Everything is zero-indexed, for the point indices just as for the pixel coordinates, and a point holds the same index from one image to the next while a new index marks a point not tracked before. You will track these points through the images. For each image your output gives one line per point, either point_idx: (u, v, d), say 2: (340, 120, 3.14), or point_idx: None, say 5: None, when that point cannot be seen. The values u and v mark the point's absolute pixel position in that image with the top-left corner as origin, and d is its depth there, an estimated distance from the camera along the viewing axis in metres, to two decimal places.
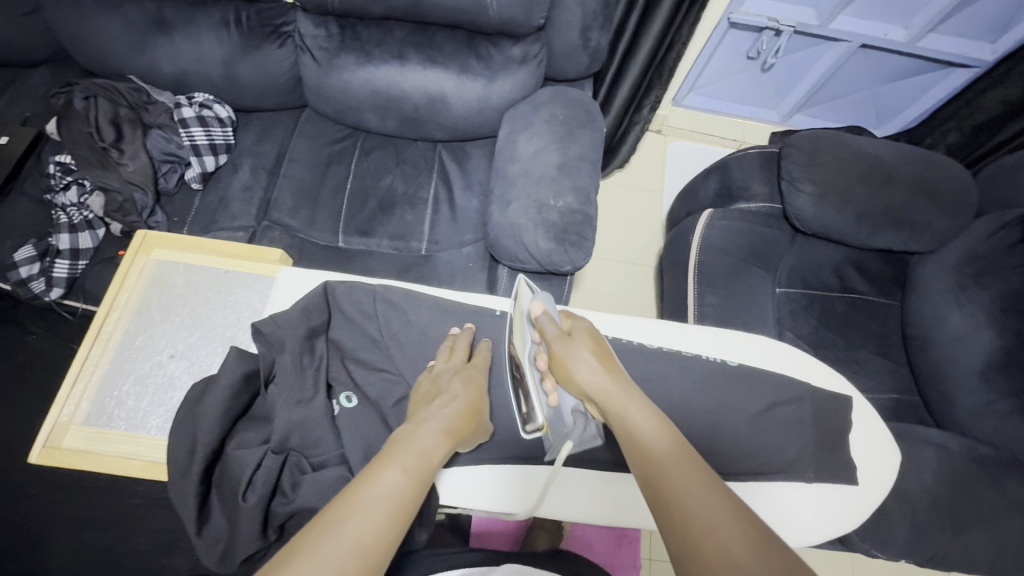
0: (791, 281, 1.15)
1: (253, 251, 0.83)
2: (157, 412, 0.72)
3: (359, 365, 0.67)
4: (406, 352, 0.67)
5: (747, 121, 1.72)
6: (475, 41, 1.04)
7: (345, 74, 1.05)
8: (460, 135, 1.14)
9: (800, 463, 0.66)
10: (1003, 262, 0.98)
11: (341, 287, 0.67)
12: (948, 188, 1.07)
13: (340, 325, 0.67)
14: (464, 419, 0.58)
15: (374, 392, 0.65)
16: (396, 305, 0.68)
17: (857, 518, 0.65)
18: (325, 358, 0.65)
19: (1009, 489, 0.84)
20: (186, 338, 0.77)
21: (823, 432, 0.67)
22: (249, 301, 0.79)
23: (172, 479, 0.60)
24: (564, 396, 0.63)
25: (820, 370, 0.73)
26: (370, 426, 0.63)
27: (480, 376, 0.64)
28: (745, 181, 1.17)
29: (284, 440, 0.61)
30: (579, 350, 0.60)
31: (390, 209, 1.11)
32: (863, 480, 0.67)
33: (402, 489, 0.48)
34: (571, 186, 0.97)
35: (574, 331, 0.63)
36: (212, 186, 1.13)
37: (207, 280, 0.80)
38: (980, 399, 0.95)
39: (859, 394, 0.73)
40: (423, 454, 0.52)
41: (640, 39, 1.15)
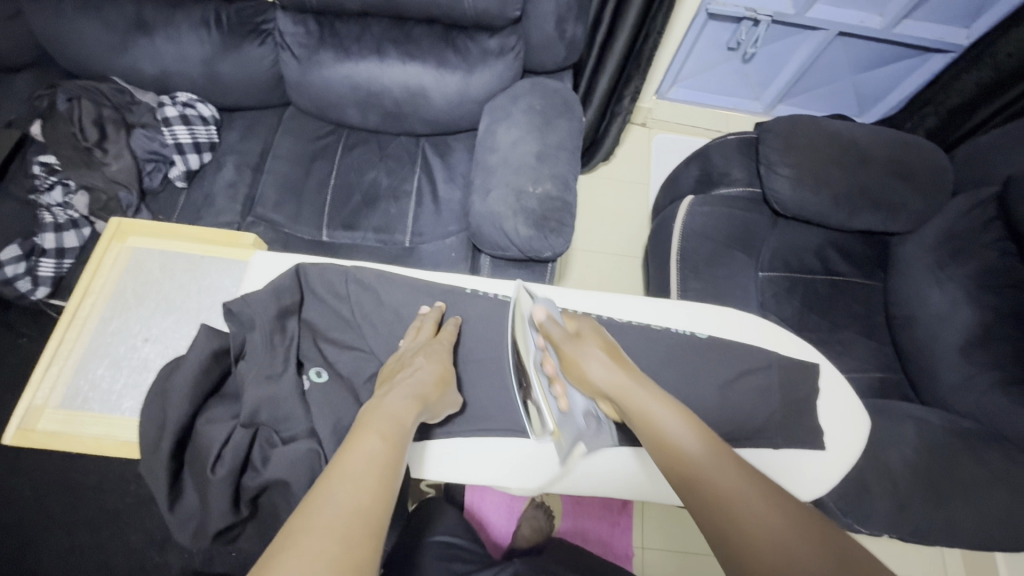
0: (774, 265, 1.15)
1: (228, 236, 0.83)
2: (131, 394, 0.73)
3: (333, 346, 0.68)
4: (378, 332, 0.68)
5: (731, 112, 1.73)
6: (452, 34, 1.06)
7: (326, 71, 1.07)
8: (442, 128, 1.16)
9: (766, 430, 0.67)
10: (980, 239, 1.00)
11: (314, 269, 0.68)
12: (924, 169, 1.08)
13: (314, 305, 0.68)
14: (431, 388, 0.61)
15: (347, 369, 0.67)
16: (368, 285, 0.69)
17: (825, 484, 0.66)
18: (297, 337, 0.66)
19: (991, 460, 0.85)
20: (161, 322, 0.79)
21: (791, 399, 0.68)
22: (222, 285, 0.81)
23: (143, 456, 0.61)
24: (574, 398, 0.66)
25: (788, 340, 0.73)
26: (341, 402, 0.64)
27: (447, 349, 0.66)
28: (725, 167, 1.18)
29: (254, 414, 0.61)
30: (589, 351, 0.63)
31: (374, 203, 1.12)
32: (833, 446, 0.68)
33: (381, 452, 0.52)
34: (550, 173, 0.98)
35: (583, 331, 0.65)
36: (197, 185, 1.14)
37: (182, 265, 0.81)
38: (962, 375, 0.96)
39: (829, 362, 0.73)
40: (395, 417, 0.56)
41: (616, 31, 1.17)
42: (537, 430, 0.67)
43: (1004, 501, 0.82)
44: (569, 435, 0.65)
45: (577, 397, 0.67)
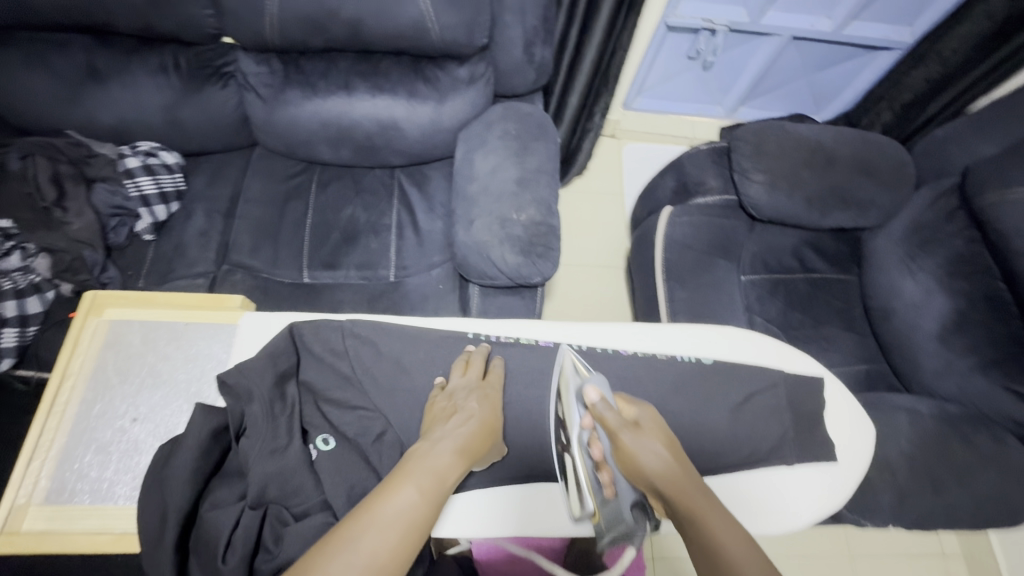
0: (754, 268, 1.18)
1: (214, 298, 0.79)
2: (123, 480, 0.69)
3: (329, 405, 0.65)
4: (380, 385, 0.66)
5: (695, 117, 1.77)
6: (421, 65, 1.05)
7: (294, 109, 1.04)
8: (417, 158, 1.14)
9: (782, 449, 0.68)
10: (945, 229, 1.04)
11: (307, 328, 0.66)
12: (887, 166, 1.13)
13: (310, 365, 0.66)
14: (479, 438, 0.59)
15: (352, 430, 0.64)
16: (366, 339, 0.68)
17: (839, 498, 0.67)
18: (298, 401, 0.64)
19: (978, 443, 0.88)
20: (149, 400, 0.73)
21: (801, 416, 0.70)
22: (212, 352, 0.76)
23: (144, 550, 0.57)
24: (621, 488, 0.60)
25: (793, 355, 0.75)
26: (351, 466, 0.62)
27: (495, 393, 0.65)
28: (699, 176, 1.20)
29: (263, 491, 0.59)
30: (645, 444, 0.57)
31: (354, 239, 1.10)
32: (843, 460, 0.69)
33: (415, 510, 0.50)
34: (532, 198, 0.98)
35: (640, 422, 0.60)
36: (166, 235, 1.09)
37: (166, 334, 0.77)
38: (942, 361, 1.00)
39: (830, 374, 0.75)
40: (439, 474, 0.53)
41: (582, 50, 1.18)
42: (578, 511, 0.63)
43: (996, 481, 0.86)
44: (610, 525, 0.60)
45: (625, 487, 0.60)
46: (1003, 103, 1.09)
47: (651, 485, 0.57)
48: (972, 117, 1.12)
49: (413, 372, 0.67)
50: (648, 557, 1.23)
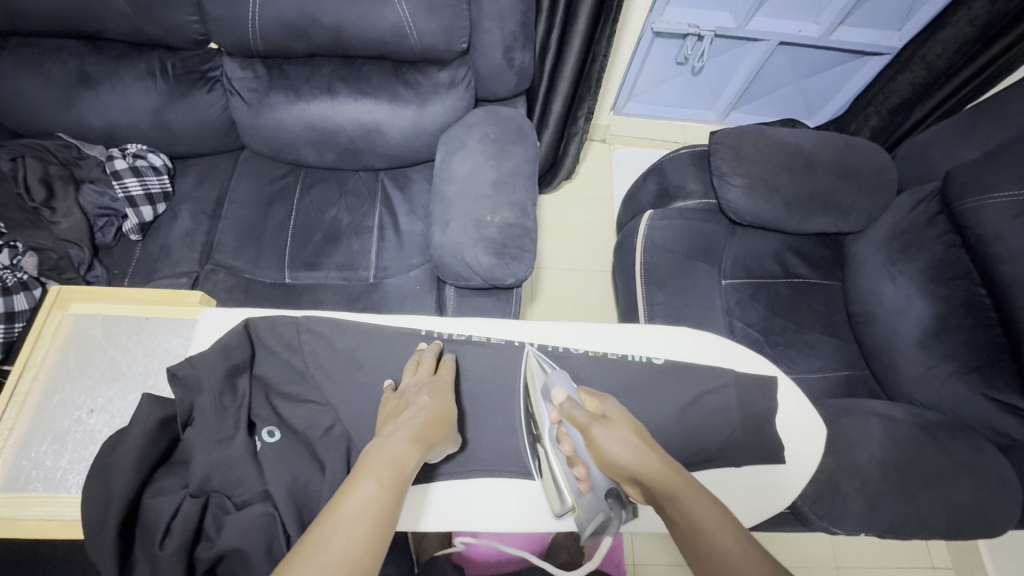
0: (735, 272, 1.18)
1: (172, 294, 0.80)
2: (77, 469, 0.71)
3: (284, 399, 0.67)
4: (334, 380, 0.67)
5: (687, 122, 1.78)
6: (403, 70, 1.07)
7: (277, 113, 1.06)
8: (399, 161, 1.16)
9: (727, 449, 0.70)
10: (926, 234, 1.03)
11: (263, 323, 0.67)
12: (868, 170, 1.12)
13: (267, 360, 0.68)
14: (433, 427, 0.60)
15: (301, 424, 0.65)
16: (323, 335, 0.68)
17: (787, 496, 0.69)
18: (248, 397, 0.66)
19: (953, 449, 0.87)
20: (106, 391, 0.76)
21: (749, 416, 0.71)
22: (170, 346, 0.78)
23: (88, 536, 0.59)
24: (595, 479, 0.64)
25: (744, 356, 0.76)
26: (295, 458, 0.63)
27: (448, 386, 0.66)
28: (680, 180, 1.20)
29: (204, 482, 0.61)
30: (616, 433, 0.60)
31: (335, 241, 1.12)
32: (792, 457, 0.71)
33: (378, 500, 0.51)
34: (507, 201, 0.99)
35: (608, 414, 0.63)
36: (152, 236, 1.12)
37: (128, 328, 0.78)
38: (922, 367, 0.99)
39: (782, 373, 0.76)
40: (398, 463, 0.54)
41: (564, 55, 1.19)
42: (556, 506, 0.66)
43: (971, 488, 0.84)
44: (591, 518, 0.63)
45: (598, 477, 0.64)
46: (987, 107, 1.08)
47: (624, 474, 0.60)
48: (955, 121, 1.11)
49: (370, 368, 0.68)
50: (629, 563, 1.22)
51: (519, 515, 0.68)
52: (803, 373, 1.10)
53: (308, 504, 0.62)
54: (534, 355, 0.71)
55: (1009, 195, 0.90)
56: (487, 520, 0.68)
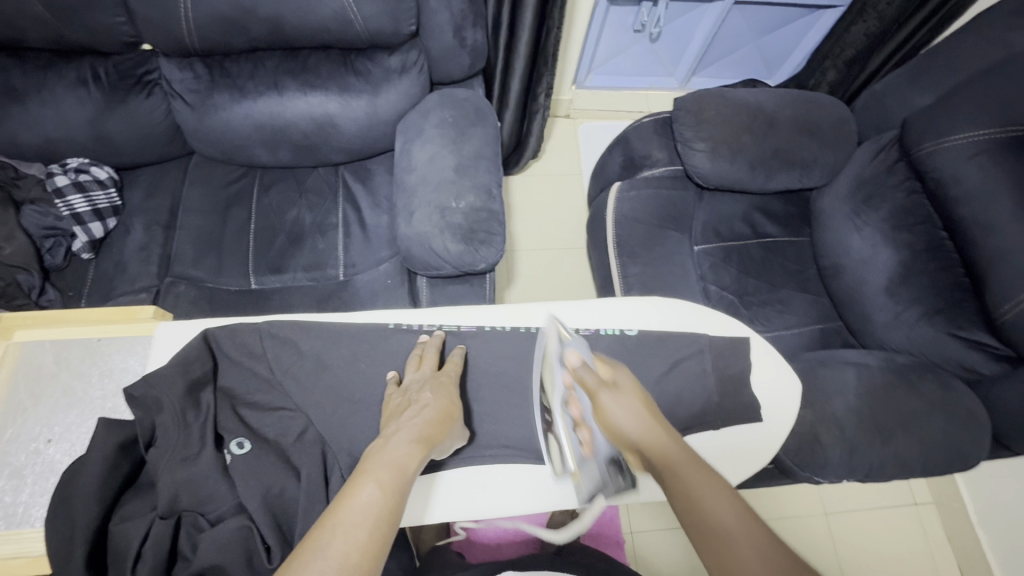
0: (706, 237, 1.18)
1: (123, 311, 0.76)
2: (41, 501, 0.69)
3: (252, 408, 0.65)
4: (302, 385, 0.65)
5: (649, 91, 1.77)
6: (351, 58, 1.03)
7: (224, 113, 1.02)
8: (358, 154, 1.13)
9: (706, 413, 0.70)
10: (887, 182, 1.05)
11: (223, 331, 0.66)
12: (827, 124, 1.13)
13: (230, 370, 0.66)
14: (437, 426, 0.59)
15: (273, 432, 0.64)
16: (287, 339, 0.66)
17: (768, 453, 0.70)
18: (212, 410, 0.64)
19: (925, 390, 0.90)
20: (63, 420, 0.73)
21: (725, 378, 0.71)
22: (127, 366, 0.74)
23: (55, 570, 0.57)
24: (599, 444, 0.63)
25: (716, 320, 0.76)
26: (267, 468, 0.62)
27: (451, 381, 0.65)
28: (645, 149, 1.19)
29: (173, 502, 0.59)
30: (622, 401, 0.59)
31: (300, 241, 1.09)
32: (768, 415, 0.72)
33: (379, 505, 0.50)
34: (471, 185, 0.97)
35: (619, 382, 0.62)
36: (106, 253, 1.08)
37: (80, 350, 0.75)
38: (891, 314, 1.01)
39: (755, 334, 0.77)
40: (399, 466, 0.53)
41: (517, 30, 1.16)
42: (557, 469, 0.67)
43: (944, 426, 0.87)
44: (590, 479, 0.64)
45: (602, 443, 0.63)
46: (938, 52, 1.09)
47: (628, 444, 0.59)
48: (908, 68, 1.12)
49: (339, 368, 0.67)
50: (627, 531, 1.24)
51: (513, 499, 0.68)
52: (779, 331, 1.12)
53: (285, 512, 0.61)
54: (555, 322, 0.70)
55: (964, 138, 0.94)
56: (483, 508, 0.68)
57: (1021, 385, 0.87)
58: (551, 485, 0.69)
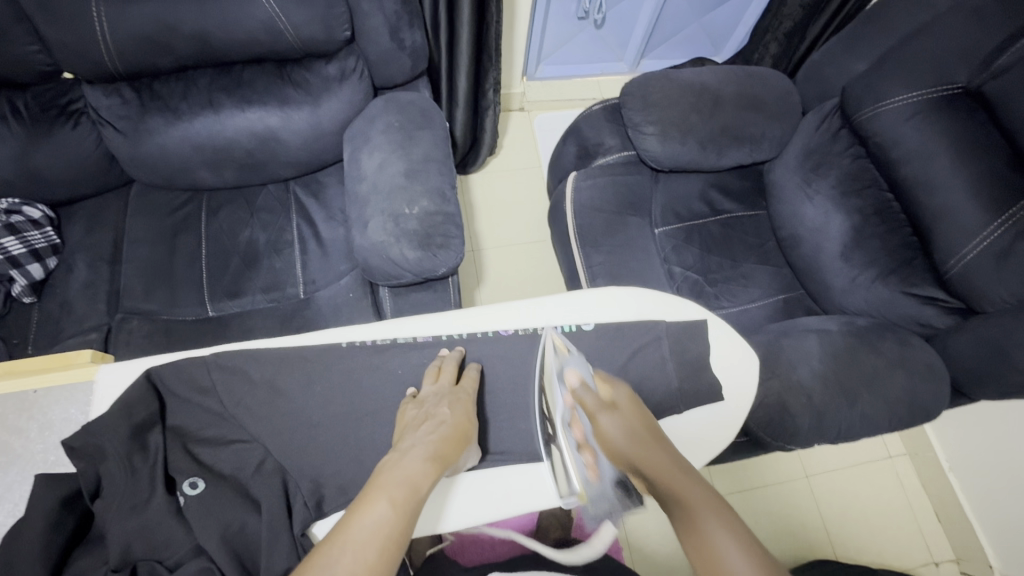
0: (666, 219, 1.19)
1: (61, 359, 0.74)
2: None
3: (204, 445, 0.63)
4: (256, 415, 0.64)
5: (601, 77, 1.77)
6: (287, 70, 1.00)
7: (159, 137, 0.98)
8: (307, 167, 1.10)
9: (669, 400, 0.71)
10: (833, 150, 1.07)
11: (167, 368, 0.64)
12: (770, 97, 1.15)
13: (179, 407, 0.64)
14: (451, 445, 0.59)
15: (229, 466, 0.63)
16: (237, 368, 0.64)
17: (731, 430, 0.72)
18: (161, 451, 0.62)
19: (883, 349, 0.93)
20: (4, 478, 0.69)
21: (684, 362, 0.72)
22: (68, 415, 0.70)
23: None
24: (604, 467, 0.63)
25: (669, 304, 0.77)
26: (226, 505, 0.60)
27: (469, 397, 0.65)
28: (597, 137, 1.19)
29: (126, 552, 0.57)
30: (622, 421, 0.61)
31: (255, 262, 1.06)
32: (729, 393, 0.74)
33: (390, 524, 0.50)
34: (423, 189, 0.95)
35: (618, 402, 0.63)
36: (49, 294, 1.03)
37: (16, 404, 0.71)
38: (847, 278, 1.03)
39: (710, 313, 0.78)
40: (412, 483, 0.54)
41: (457, 28, 1.14)
42: (563, 490, 0.66)
43: (904, 382, 0.90)
44: (597, 503, 0.64)
45: (607, 466, 0.63)
46: (870, 18, 1.11)
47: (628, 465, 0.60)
48: (842, 36, 1.14)
49: (296, 393, 0.65)
50: None
51: (481, 506, 0.68)
52: (744, 305, 1.14)
53: (248, 548, 0.59)
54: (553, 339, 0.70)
55: (899, 101, 0.96)
56: (453, 518, 0.68)
57: (972, 333, 0.90)
58: (519, 488, 0.69)
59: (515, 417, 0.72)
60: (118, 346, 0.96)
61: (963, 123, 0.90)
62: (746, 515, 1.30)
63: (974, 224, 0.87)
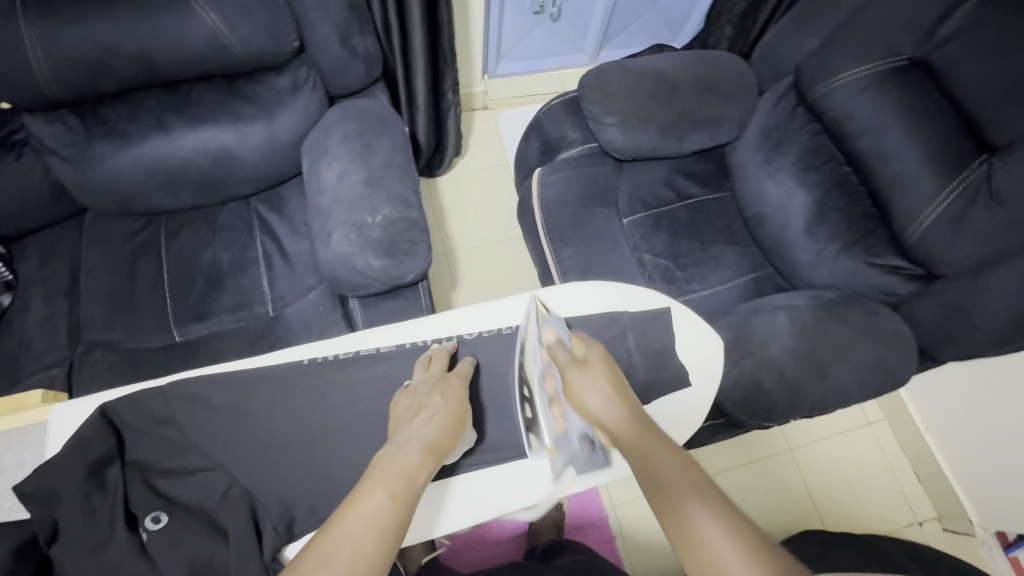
0: (633, 208, 1.20)
1: (10, 400, 0.70)
2: None
3: (167, 477, 0.62)
4: (219, 441, 0.63)
5: (562, 70, 1.76)
6: (237, 85, 0.98)
7: (109, 162, 0.95)
8: (266, 182, 1.08)
9: (641, 390, 0.71)
10: (791, 128, 1.08)
11: (122, 403, 0.63)
12: (726, 80, 1.16)
13: (140, 441, 0.63)
14: (447, 434, 0.60)
15: (195, 498, 0.61)
16: (197, 397, 0.64)
17: (699, 416, 0.73)
18: (121, 486, 0.60)
19: (851, 320, 0.94)
20: None
21: (652, 352, 0.72)
22: None
23: None
24: (572, 421, 0.64)
25: (635, 295, 0.78)
26: (193, 538, 0.58)
27: (460, 385, 0.66)
28: (560, 131, 1.19)
29: None
30: (591, 379, 0.61)
31: (220, 283, 1.04)
32: (699, 379, 0.75)
33: (387, 514, 0.52)
34: (385, 197, 0.94)
35: (590, 359, 0.64)
36: (6, 332, 0.99)
37: None
38: (813, 253, 1.04)
39: (675, 300, 0.79)
40: (408, 475, 0.55)
41: (409, 32, 1.13)
42: (535, 445, 0.68)
43: (873, 351, 0.91)
44: (564, 455, 0.64)
45: (574, 419, 0.64)
46: None
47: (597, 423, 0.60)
48: (793, 15, 1.15)
49: (261, 415, 0.65)
50: (609, 506, 1.26)
51: (460, 511, 0.68)
52: (715, 287, 1.15)
53: None
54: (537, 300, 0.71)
55: (849, 76, 0.98)
56: (431, 526, 0.67)
57: (933, 298, 0.93)
58: (498, 489, 0.69)
59: (490, 421, 0.71)
60: (83, 379, 0.93)
61: (913, 93, 0.92)
62: (734, 493, 1.32)
63: (929, 191, 0.89)
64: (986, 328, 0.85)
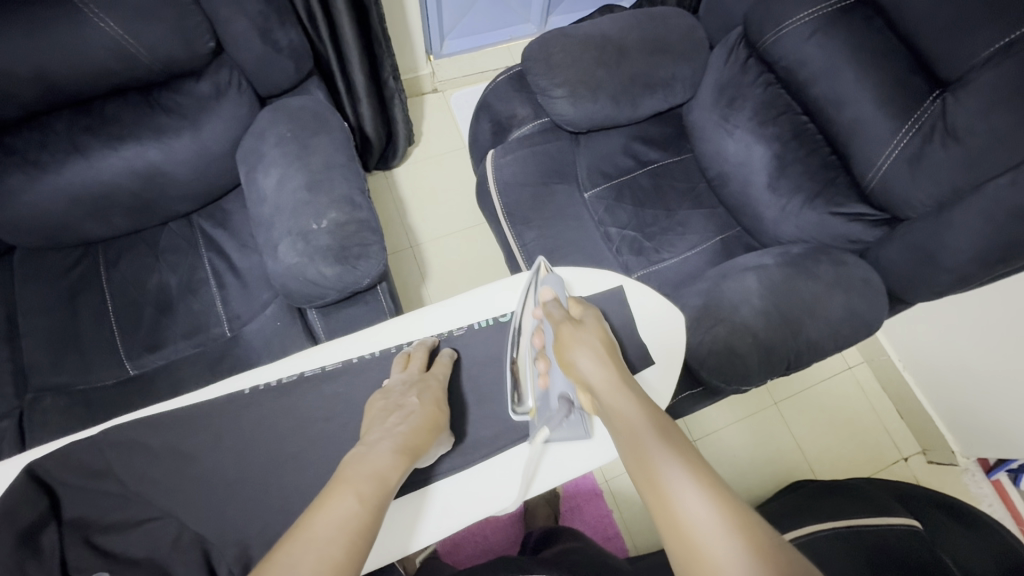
0: (594, 181, 1.16)
1: None
2: None
3: (109, 534, 0.59)
4: (159, 488, 0.61)
5: (510, 42, 1.70)
6: (155, 96, 0.92)
7: (24, 195, 0.88)
8: (204, 197, 1.02)
9: None
10: (744, 81, 1.04)
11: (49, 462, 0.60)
12: (675, 37, 1.12)
13: (78, 498, 0.60)
14: (421, 434, 0.59)
15: (143, 551, 0.58)
16: (134, 443, 0.63)
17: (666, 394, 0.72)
18: (58, 552, 0.57)
19: (821, 272, 0.93)
20: None
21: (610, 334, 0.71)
22: None
23: None
24: (556, 379, 0.67)
25: (587, 279, 0.77)
26: None
27: (438, 384, 0.65)
28: (509, 109, 1.14)
29: None
30: (584, 338, 0.63)
31: (170, 308, 0.99)
32: (661, 354, 0.74)
33: (358, 519, 0.49)
34: (329, 200, 0.89)
35: (584, 321, 0.67)
36: None
37: None
38: (777, 208, 1.02)
39: (629, 278, 0.78)
40: (379, 475, 0.53)
41: (337, 20, 1.06)
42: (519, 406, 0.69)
43: (843, 301, 0.90)
44: (543, 415, 0.67)
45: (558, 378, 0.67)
46: None
47: (583, 381, 0.62)
48: None
49: (204, 455, 0.63)
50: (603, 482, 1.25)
51: (428, 523, 0.65)
52: (684, 253, 1.12)
53: None
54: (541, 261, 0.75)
55: (797, 21, 0.94)
56: (401, 543, 0.64)
57: (899, 241, 0.91)
58: (467, 495, 0.66)
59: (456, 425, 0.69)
60: (34, 428, 0.88)
61: (863, 33, 0.89)
62: (724, 452, 1.33)
63: (886, 133, 0.88)
64: (953, 266, 0.84)
